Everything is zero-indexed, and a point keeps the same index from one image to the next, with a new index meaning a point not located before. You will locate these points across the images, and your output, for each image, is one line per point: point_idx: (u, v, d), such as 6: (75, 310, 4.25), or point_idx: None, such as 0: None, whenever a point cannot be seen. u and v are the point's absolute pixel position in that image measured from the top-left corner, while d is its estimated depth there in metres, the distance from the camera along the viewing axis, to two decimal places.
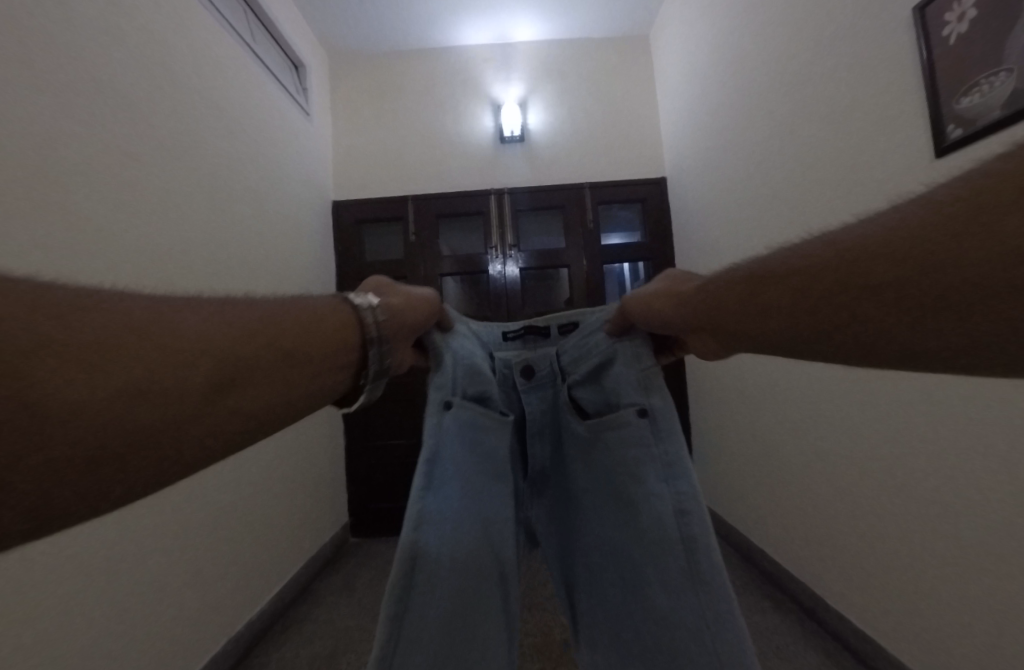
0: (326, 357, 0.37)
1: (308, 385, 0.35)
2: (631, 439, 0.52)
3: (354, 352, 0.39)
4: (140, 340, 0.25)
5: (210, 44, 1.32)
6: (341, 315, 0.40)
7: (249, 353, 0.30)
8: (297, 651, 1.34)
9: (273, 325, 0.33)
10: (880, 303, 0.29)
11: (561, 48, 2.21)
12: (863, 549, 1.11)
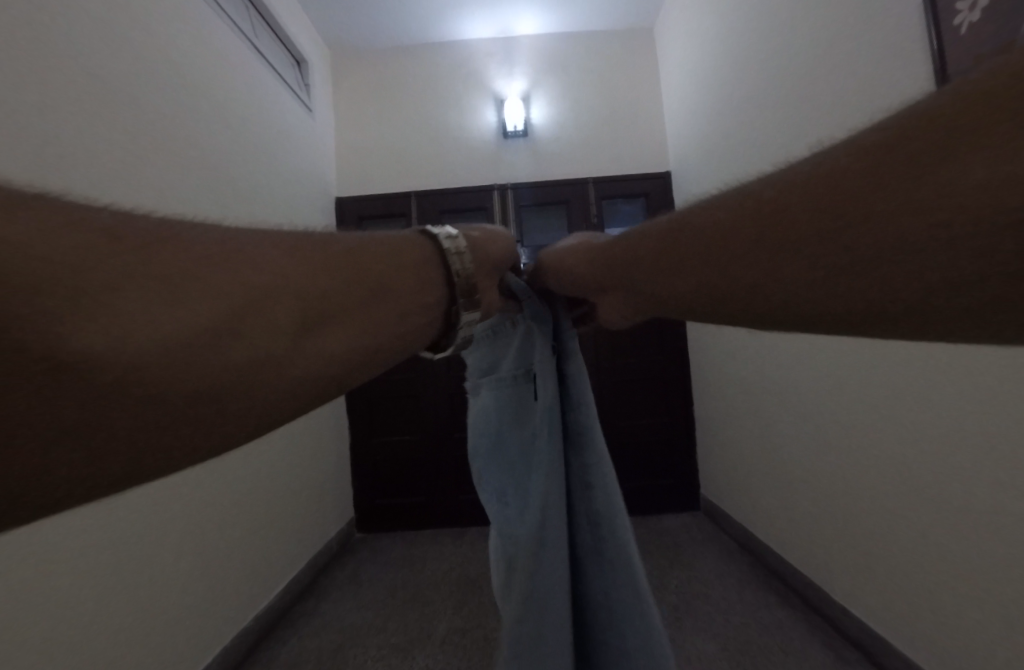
0: (413, 296, 0.33)
1: (400, 325, 0.31)
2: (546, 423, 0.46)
3: (442, 293, 0.35)
4: (224, 261, 0.21)
5: (212, 39, 1.31)
6: (419, 250, 0.35)
7: (336, 286, 0.26)
8: (303, 646, 1.35)
9: (356, 258, 0.29)
10: (790, 258, 0.26)
11: (565, 43, 2.19)
12: (872, 544, 1.10)
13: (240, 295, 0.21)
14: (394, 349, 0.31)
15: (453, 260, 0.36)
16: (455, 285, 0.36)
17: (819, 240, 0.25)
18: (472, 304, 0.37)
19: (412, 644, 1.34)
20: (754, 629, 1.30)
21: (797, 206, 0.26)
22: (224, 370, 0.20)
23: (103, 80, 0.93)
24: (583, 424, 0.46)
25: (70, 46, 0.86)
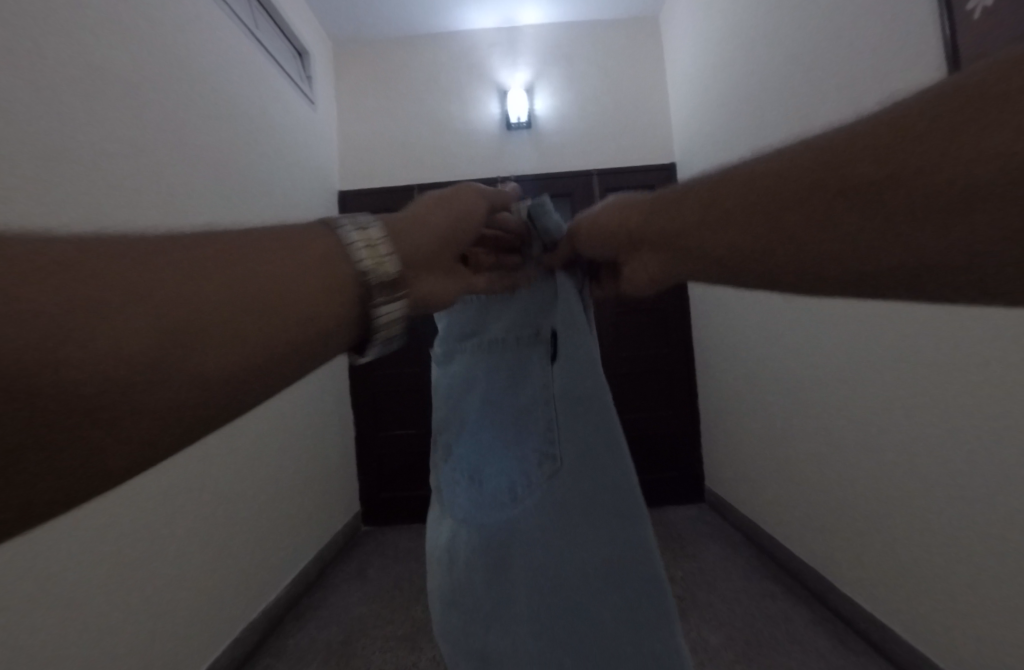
0: (320, 298, 0.27)
1: (316, 323, 0.27)
2: (564, 382, 0.46)
3: (357, 293, 0.30)
4: (48, 272, 0.18)
5: (211, 31, 1.30)
6: (329, 244, 0.30)
7: (220, 286, 0.23)
8: (312, 637, 1.37)
9: (249, 256, 0.25)
10: (844, 212, 0.25)
11: (568, 32, 2.16)
12: (878, 536, 1.10)
13: (45, 324, 0.17)
14: (313, 353, 0.28)
15: (367, 252, 0.31)
16: (369, 277, 0.30)
17: (848, 213, 0.24)
18: (392, 295, 0.31)
19: (418, 636, 1.35)
20: (759, 619, 1.30)
21: (825, 175, 0.25)
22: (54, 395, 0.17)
23: (106, 77, 0.93)
24: (593, 384, 0.44)
25: (71, 43, 0.85)
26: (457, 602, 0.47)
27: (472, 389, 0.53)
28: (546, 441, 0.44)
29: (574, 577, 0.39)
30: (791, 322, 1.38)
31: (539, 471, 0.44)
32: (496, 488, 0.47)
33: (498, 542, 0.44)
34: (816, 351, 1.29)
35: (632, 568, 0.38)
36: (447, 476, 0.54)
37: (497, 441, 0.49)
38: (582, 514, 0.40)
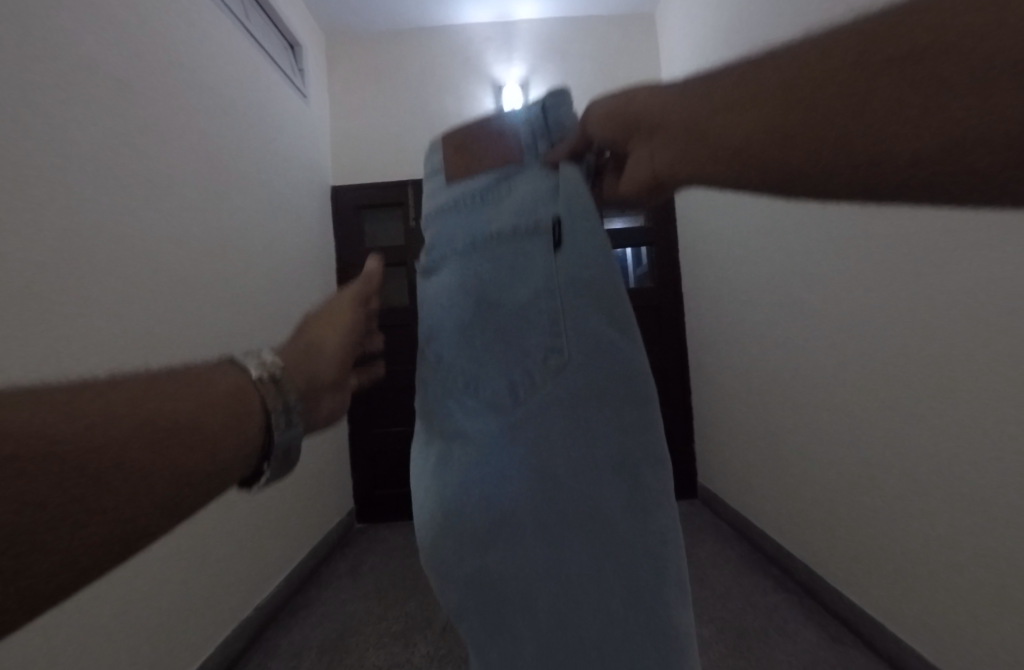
0: (227, 431, 0.28)
1: (226, 459, 0.27)
2: (570, 272, 0.40)
3: (258, 419, 0.30)
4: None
5: (200, 20, 1.27)
6: (234, 377, 0.31)
7: (142, 415, 0.24)
8: (306, 634, 1.36)
9: (164, 393, 0.26)
10: (861, 100, 0.21)
11: (564, 27, 2.15)
12: (862, 530, 1.12)
13: None
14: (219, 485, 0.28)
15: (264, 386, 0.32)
16: (271, 411, 0.31)
17: (819, 115, 0.22)
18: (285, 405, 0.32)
19: (412, 632, 1.35)
20: (750, 612, 1.32)
21: (831, 67, 0.22)
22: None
23: (95, 68, 0.90)
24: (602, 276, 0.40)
25: (59, 29, 0.82)
26: (437, 532, 0.40)
27: (452, 290, 0.44)
28: (552, 334, 0.38)
29: (585, 486, 0.36)
30: (782, 319, 1.40)
31: (543, 371, 0.38)
32: (492, 393, 0.40)
33: (495, 452, 0.38)
34: (806, 348, 1.30)
35: (643, 458, 0.37)
36: (424, 394, 0.46)
37: (484, 345, 0.42)
38: (596, 414, 0.37)
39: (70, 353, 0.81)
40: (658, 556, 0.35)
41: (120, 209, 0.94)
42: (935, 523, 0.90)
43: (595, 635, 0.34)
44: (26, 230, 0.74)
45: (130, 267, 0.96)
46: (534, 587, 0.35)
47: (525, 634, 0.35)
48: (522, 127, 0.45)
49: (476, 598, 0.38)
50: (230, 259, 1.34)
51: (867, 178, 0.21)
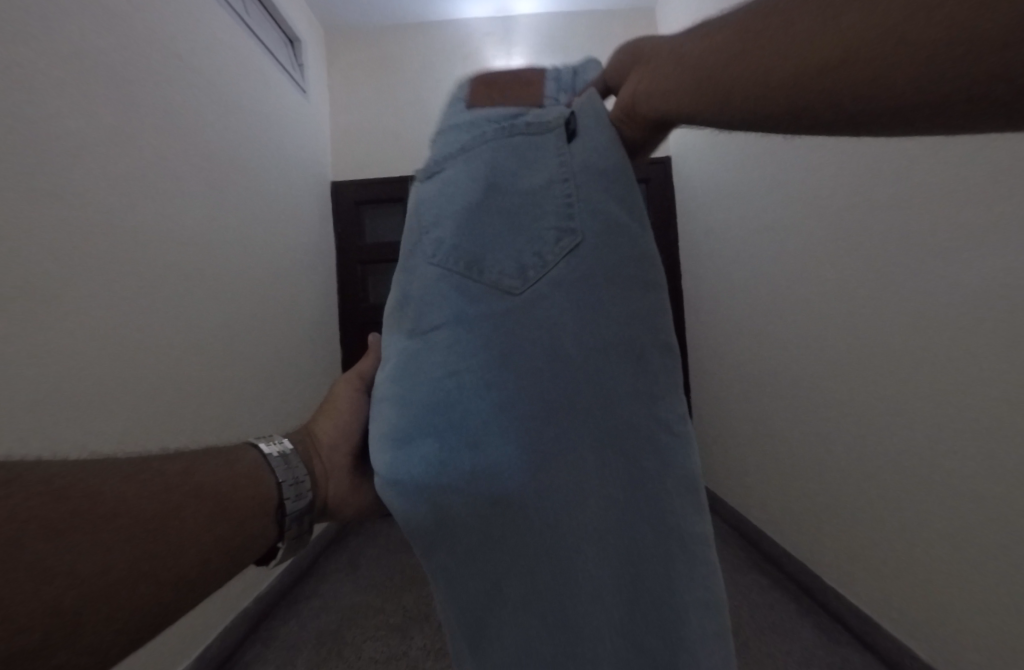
0: (250, 504, 0.38)
1: (251, 521, 0.37)
2: (585, 164, 0.40)
3: (272, 495, 0.40)
4: (89, 511, 0.28)
5: (200, 14, 1.27)
6: (251, 462, 0.41)
7: (196, 493, 0.34)
8: (303, 625, 1.38)
9: (201, 470, 0.36)
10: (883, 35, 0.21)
11: (565, 22, 2.14)
12: (863, 529, 1.11)
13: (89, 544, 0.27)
14: (251, 545, 0.37)
15: (285, 469, 0.43)
16: (284, 485, 0.41)
17: (850, 9, 0.22)
18: (301, 494, 0.42)
19: (409, 625, 1.36)
20: (747, 612, 1.31)
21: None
22: (96, 593, 0.26)
23: (97, 64, 0.91)
24: (619, 170, 0.40)
25: (52, 16, 0.81)
26: (429, 420, 0.37)
27: (461, 175, 0.43)
28: (563, 217, 0.39)
29: (596, 365, 0.35)
30: (782, 316, 1.39)
31: (554, 252, 0.38)
32: (499, 274, 0.38)
33: (501, 332, 0.37)
34: (803, 346, 1.30)
35: (654, 348, 0.37)
36: (416, 284, 0.43)
37: (490, 226, 0.40)
38: (605, 296, 0.36)
39: (62, 342, 0.80)
40: (661, 445, 0.35)
41: (116, 199, 0.94)
42: (939, 522, 0.89)
43: (597, 511, 0.34)
44: (18, 217, 0.73)
45: (131, 261, 0.97)
46: (537, 465, 0.34)
47: (525, 513, 0.34)
48: (550, 81, 0.48)
49: (470, 485, 0.35)
50: (229, 252, 1.34)
51: (866, 81, 0.22)
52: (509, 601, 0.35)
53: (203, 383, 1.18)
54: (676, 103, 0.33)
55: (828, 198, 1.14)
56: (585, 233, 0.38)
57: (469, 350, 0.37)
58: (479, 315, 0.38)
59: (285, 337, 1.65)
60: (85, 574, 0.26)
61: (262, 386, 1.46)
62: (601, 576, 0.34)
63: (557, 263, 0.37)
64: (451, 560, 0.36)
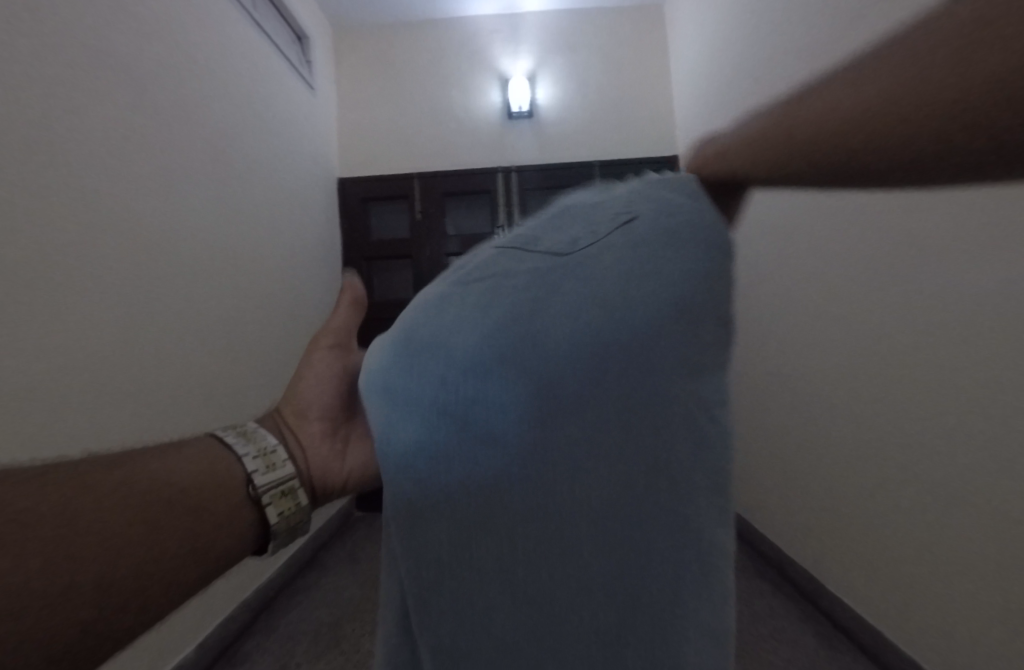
0: (213, 487, 0.37)
1: (217, 508, 0.37)
2: (658, 179, 0.40)
3: (237, 475, 0.40)
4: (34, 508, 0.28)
5: (209, 11, 1.28)
6: (205, 450, 0.40)
7: (145, 489, 0.33)
8: (302, 617, 1.39)
9: (154, 462, 0.36)
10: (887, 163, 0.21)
11: (573, 19, 2.13)
12: (866, 538, 1.08)
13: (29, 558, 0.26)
14: (224, 534, 0.37)
15: (255, 452, 0.42)
16: (247, 463, 0.40)
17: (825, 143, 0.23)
18: (271, 469, 0.41)
19: None
20: (746, 617, 1.30)
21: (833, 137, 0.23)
22: (41, 587, 0.26)
23: (104, 60, 0.93)
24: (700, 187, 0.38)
25: (58, 10, 0.82)
26: (431, 393, 0.32)
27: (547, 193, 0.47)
28: (621, 207, 0.38)
29: (637, 323, 0.30)
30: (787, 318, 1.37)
31: (607, 228, 0.36)
32: (550, 243, 0.38)
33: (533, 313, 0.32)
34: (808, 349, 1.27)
35: (714, 341, 0.33)
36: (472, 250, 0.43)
37: (555, 215, 0.41)
38: (656, 264, 0.33)
39: (63, 333, 0.81)
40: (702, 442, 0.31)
41: (120, 193, 0.95)
42: (947, 534, 0.86)
43: (612, 533, 0.30)
44: (21, 209, 0.74)
45: (136, 254, 0.99)
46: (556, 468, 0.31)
47: (528, 513, 0.31)
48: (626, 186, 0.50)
49: (469, 473, 0.31)
50: (234, 248, 1.35)
51: (875, 105, 0.20)
52: (486, 605, 0.31)
53: (205, 376, 1.19)
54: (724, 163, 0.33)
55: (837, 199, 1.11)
56: (644, 214, 0.36)
57: (498, 288, 0.34)
58: (519, 265, 0.36)
59: (290, 331, 1.67)
60: (37, 589, 0.26)
61: (265, 380, 1.48)
62: (598, 604, 0.31)
63: (609, 235, 0.35)
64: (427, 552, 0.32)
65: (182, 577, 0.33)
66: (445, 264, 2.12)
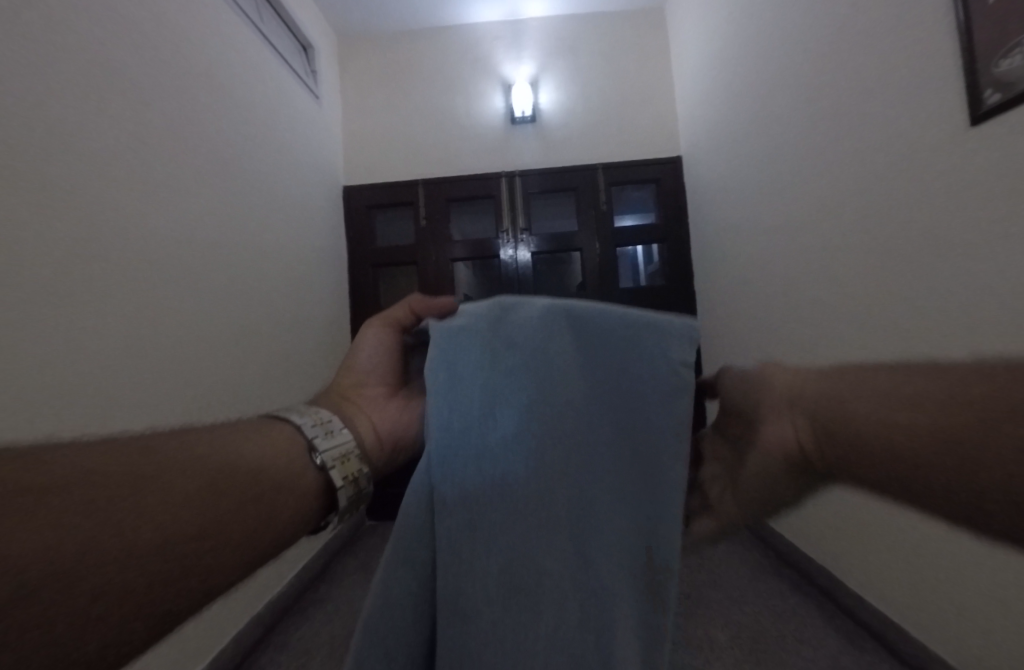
0: (278, 452, 0.36)
1: (276, 477, 0.34)
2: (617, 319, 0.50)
3: (298, 444, 0.38)
4: (77, 479, 0.26)
5: (216, 25, 1.30)
6: (265, 423, 0.40)
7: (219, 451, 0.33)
8: (315, 630, 1.37)
9: (201, 437, 0.34)
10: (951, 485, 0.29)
11: (574, 24, 2.15)
12: (887, 535, 1.07)
13: (130, 507, 0.26)
14: (288, 504, 0.34)
15: (312, 424, 0.40)
16: (306, 430, 0.39)
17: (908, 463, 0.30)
18: (331, 436, 0.40)
19: None
20: (767, 617, 1.28)
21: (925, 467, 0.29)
22: (132, 535, 0.25)
23: (115, 75, 0.93)
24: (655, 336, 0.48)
25: (66, 22, 0.83)
26: (475, 369, 0.35)
27: None
28: None
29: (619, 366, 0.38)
30: (795, 316, 1.37)
31: None
32: None
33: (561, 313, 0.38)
34: (817, 346, 1.27)
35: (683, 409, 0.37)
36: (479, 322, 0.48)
37: None
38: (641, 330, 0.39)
39: (73, 345, 0.80)
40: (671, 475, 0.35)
41: (130, 205, 0.95)
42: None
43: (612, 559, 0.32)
44: (36, 222, 0.74)
45: (149, 266, 0.99)
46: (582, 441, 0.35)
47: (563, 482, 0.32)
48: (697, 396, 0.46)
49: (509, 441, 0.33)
50: (242, 258, 1.35)
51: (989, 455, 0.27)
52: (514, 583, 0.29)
53: (217, 386, 1.18)
54: (789, 432, 0.36)
55: (845, 196, 1.12)
56: None
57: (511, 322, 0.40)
58: None
59: (299, 340, 1.67)
60: (146, 534, 0.26)
61: (275, 391, 1.47)
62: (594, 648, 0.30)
63: None
64: (455, 519, 0.30)
65: (262, 542, 0.31)
66: (450, 269, 2.13)
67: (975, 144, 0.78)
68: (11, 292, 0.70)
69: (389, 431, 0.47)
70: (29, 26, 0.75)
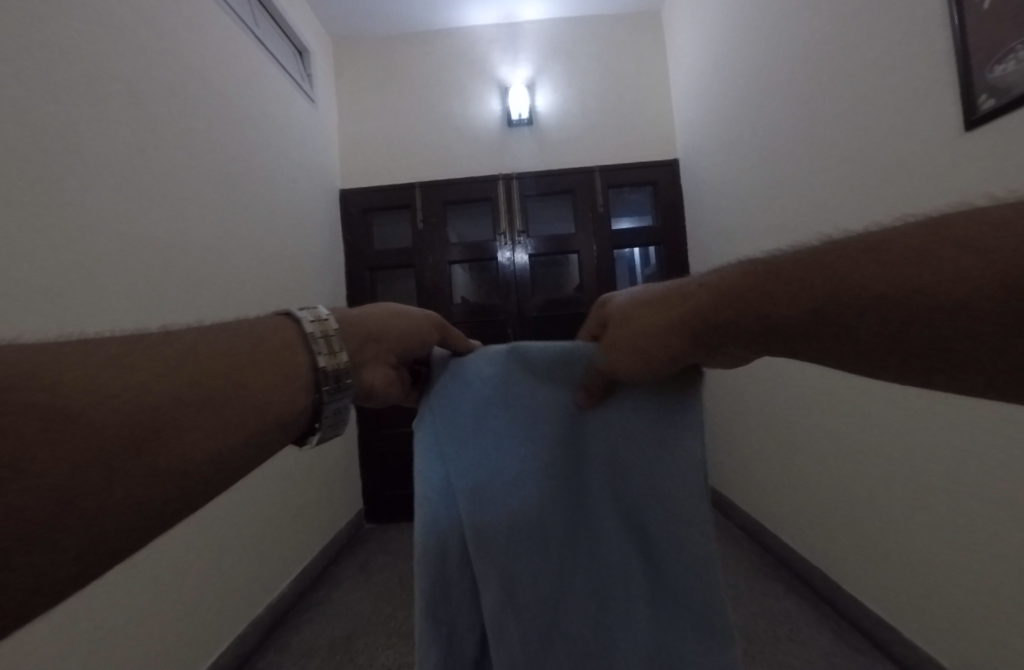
0: (280, 385, 0.37)
1: (263, 425, 0.35)
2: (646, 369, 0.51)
3: (305, 378, 0.39)
4: (71, 401, 0.26)
5: (212, 28, 1.29)
6: (282, 338, 0.40)
7: (221, 377, 0.33)
8: (316, 631, 1.38)
9: (203, 355, 0.34)
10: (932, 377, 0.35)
11: (570, 27, 2.15)
12: (879, 535, 1.08)
13: (130, 431, 0.28)
14: (257, 447, 0.35)
15: (327, 359, 0.40)
16: (323, 370, 0.39)
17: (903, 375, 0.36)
18: (340, 390, 0.40)
19: None
20: (762, 617, 1.29)
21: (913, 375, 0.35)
22: (128, 461, 0.27)
23: (110, 80, 0.93)
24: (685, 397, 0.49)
25: (62, 30, 0.83)
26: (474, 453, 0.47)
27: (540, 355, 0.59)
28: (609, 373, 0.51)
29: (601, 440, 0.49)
30: None
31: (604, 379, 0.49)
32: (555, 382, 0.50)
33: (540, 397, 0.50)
34: None
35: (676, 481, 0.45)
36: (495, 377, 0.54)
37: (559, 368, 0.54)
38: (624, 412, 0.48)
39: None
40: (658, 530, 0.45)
41: (126, 210, 0.95)
42: (967, 530, 0.86)
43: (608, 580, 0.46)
44: (25, 229, 0.74)
45: (146, 271, 0.99)
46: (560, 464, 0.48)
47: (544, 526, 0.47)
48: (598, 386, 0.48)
49: (502, 471, 0.47)
50: (241, 263, 1.35)
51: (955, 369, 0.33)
52: (519, 581, 0.44)
53: None
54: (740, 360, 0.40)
55: (839, 199, 1.13)
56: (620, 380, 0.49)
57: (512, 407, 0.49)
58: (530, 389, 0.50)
59: None
60: (145, 462, 0.28)
61: None
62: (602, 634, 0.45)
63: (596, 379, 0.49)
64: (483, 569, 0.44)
65: (239, 469, 0.34)
66: (448, 272, 2.13)
67: (971, 148, 0.79)
68: (10, 302, 0.71)
69: (379, 395, 0.47)
70: (24, 34, 0.75)
